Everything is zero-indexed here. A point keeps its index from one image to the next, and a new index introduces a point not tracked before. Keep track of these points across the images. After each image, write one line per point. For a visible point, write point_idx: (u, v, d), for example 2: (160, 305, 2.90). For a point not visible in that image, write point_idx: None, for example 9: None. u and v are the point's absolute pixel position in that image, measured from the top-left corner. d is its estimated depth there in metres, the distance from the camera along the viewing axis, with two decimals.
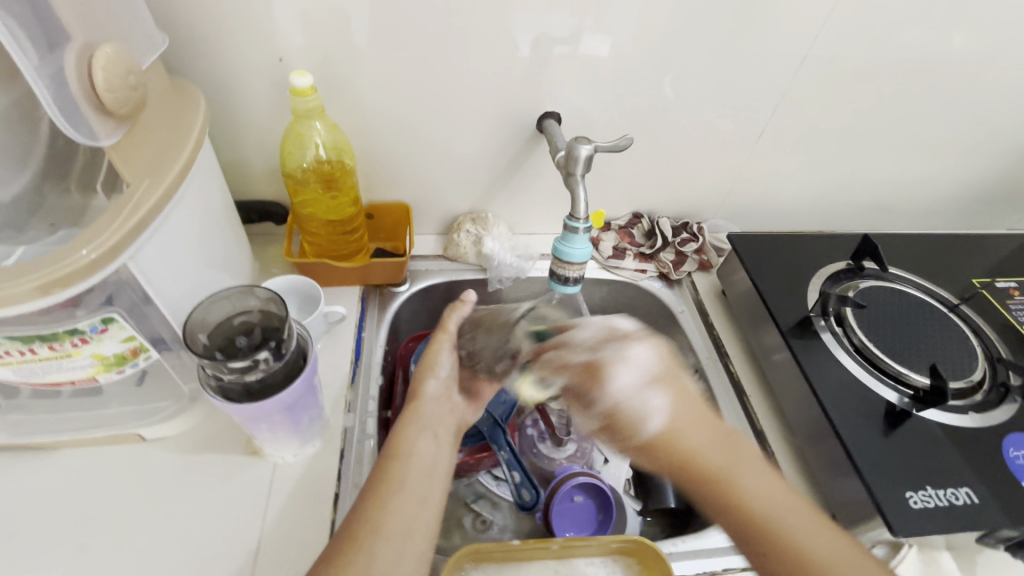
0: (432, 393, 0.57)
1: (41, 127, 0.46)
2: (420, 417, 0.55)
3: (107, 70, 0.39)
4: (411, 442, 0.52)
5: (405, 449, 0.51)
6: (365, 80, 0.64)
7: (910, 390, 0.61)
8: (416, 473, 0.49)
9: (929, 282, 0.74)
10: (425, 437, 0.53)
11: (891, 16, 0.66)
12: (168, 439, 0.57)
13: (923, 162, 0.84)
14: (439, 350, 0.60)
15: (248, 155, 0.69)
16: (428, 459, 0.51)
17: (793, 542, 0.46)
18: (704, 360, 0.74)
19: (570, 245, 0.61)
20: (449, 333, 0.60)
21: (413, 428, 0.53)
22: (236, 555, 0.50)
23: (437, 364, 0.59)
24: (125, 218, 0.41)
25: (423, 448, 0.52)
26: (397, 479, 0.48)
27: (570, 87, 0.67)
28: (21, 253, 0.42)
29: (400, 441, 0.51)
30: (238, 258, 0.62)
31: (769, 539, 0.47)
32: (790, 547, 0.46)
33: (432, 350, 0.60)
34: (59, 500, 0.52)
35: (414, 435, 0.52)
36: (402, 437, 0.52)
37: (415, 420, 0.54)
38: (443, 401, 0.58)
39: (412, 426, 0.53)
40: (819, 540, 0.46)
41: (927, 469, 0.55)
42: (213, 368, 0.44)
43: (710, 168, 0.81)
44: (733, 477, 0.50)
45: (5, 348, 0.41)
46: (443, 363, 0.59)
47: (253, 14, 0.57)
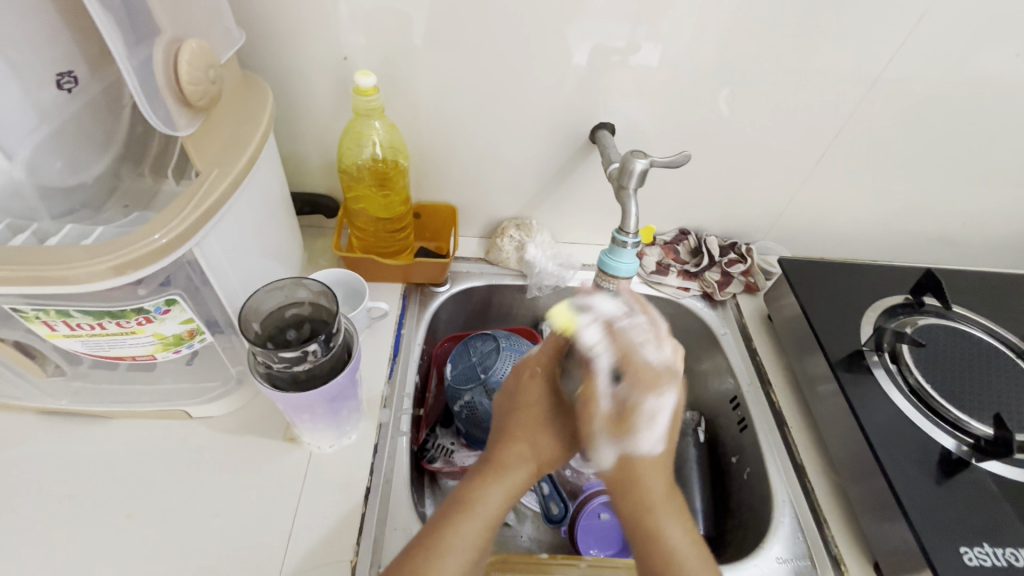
0: (523, 456, 0.50)
1: (123, 114, 0.49)
2: (504, 469, 0.49)
3: (191, 63, 0.41)
4: (487, 497, 0.47)
5: (481, 507, 0.47)
6: (425, 82, 0.65)
7: (970, 439, 0.58)
8: (476, 539, 0.45)
9: (995, 324, 0.70)
10: (508, 497, 0.48)
11: (977, 41, 0.62)
12: (212, 418, 0.59)
13: (996, 197, 0.80)
14: (529, 395, 0.53)
15: (306, 150, 0.71)
16: (499, 520, 0.47)
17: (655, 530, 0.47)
18: (745, 387, 0.72)
19: (616, 259, 0.60)
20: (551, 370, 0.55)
21: (496, 482, 0.48)
22: (270, 539, 0.51)
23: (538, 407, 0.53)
24: (195, 206, 0.43)
25: (496, 505, 0.47)
26: (457, 545, 0.44)
27: (627, 98, 0.67)
28: (97, 232, 0.43)
29: (479, 496, 0.47)
30: (290, 249, 0.65)
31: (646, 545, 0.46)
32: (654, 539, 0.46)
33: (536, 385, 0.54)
34: (111, 467, 0.55)
35: (493, 491, 0.48)
36: (479, 493, 0.47)
37: (499, 473, 0.49)
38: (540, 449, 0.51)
39: (496, 480, 0.48)
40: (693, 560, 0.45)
41: (984, 524, 0.52)
42: (264, 356, 0.46)
43: (765, 189, 0.78)
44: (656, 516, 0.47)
45: (77, 321, 0.44)
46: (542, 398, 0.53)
47: (325, 14, 0.58)
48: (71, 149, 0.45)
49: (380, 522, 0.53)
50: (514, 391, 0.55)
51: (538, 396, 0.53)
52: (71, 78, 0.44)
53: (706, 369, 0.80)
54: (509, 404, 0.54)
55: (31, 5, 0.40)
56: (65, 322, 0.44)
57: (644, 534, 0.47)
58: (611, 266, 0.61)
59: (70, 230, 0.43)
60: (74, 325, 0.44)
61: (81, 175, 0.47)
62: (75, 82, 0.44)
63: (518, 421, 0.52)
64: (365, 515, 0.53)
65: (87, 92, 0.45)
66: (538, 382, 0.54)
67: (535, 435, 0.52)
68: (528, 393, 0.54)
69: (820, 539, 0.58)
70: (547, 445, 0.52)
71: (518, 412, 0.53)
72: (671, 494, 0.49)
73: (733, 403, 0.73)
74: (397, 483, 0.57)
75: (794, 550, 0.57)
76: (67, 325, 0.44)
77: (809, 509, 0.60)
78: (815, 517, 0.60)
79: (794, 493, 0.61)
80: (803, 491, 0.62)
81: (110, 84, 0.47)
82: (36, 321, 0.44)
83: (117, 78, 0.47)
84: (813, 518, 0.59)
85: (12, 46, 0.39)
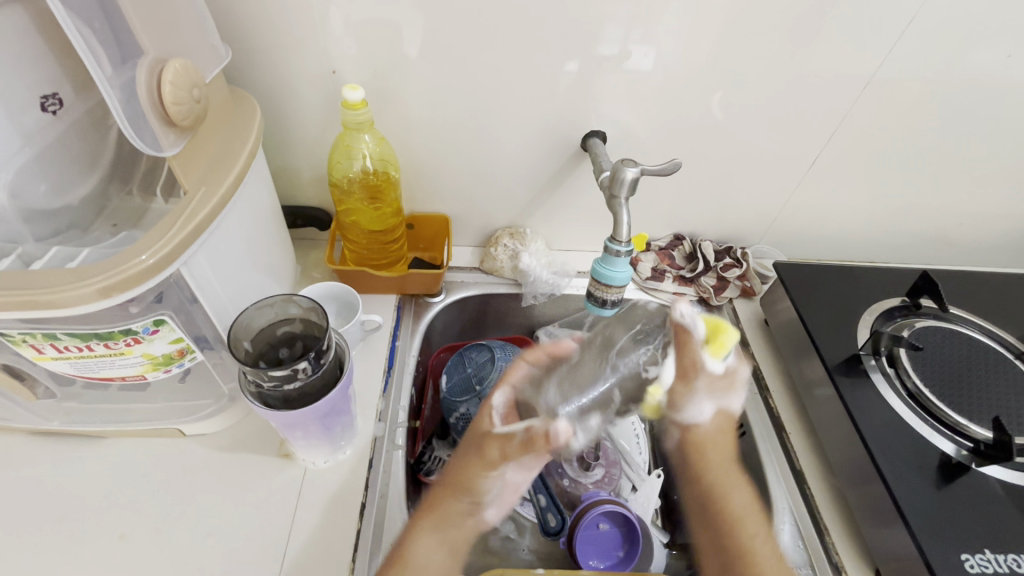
0: (474, 496, 0.49)
1: (110, 134, 0.49)
2: (445, 518, 0.49)
3: (175, 83, 0.41)
4: (417, 545, 0.48)
5: (412, 559, 0.47)
6: (414, 93, 0.64)
7: (969, 443, 0.57)
8: None
9: (993, 326, 0.69)
10: (445, 550, 0.48)
11: (967, 42, 0.62)
12: (206, 435, 0.59)
13: (994, 195, 0.79)
14: (478, 455, 0.49)
15: (298, 163, 0.71)
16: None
17: (733, 510, 0.52)
18: (743, 392, 0.71)
19: (611, 268, 0.60)
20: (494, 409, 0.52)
21: (432, 532, 0.48)
22: (263, 558, 0.50)
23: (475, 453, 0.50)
24: (182, 225, 0.43)
25: (430, 556, 0.47)
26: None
27: (617, 106, 0.67)
28: (83, 254, 0.43)
29: (410, 546, 0.47)
30: (282, 264, 0.64)
31: (733, 536, 0.51)
32: (734, 517, 0.52)
33: (479, 424, 0.52)
34: (104, 487, 0.54)
35: (424, 544, 0.48)
36: (415, 544, 0.47)
37: (443, 518, 0.49)
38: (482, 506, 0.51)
39: (436, 529, 0.48)
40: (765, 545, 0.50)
41: (985, 529, 0.52)
42: (253, 375, 0.45)
43: (759, 193, 0.78)
44: (743, 516, 0.52)
45: (64, 343, 0.43)
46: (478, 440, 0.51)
47: (312, 28, 0.58)
48: (56, 171, 0.45)
49: (374, 537, 0.53)
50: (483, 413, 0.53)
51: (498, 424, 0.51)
52: (55, 100, 0.44)
53: None
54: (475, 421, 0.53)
55: (13, 28, 0.40)
56: (52, 345, 0.43)
57: (714, 507, 0.53)
58: (605, 279, 0.61)
59: (56, 252, 0.43)
60: (62, 347, 0.44)
61: (67, 196, 0.47)
62: (59, 104, 0.44)
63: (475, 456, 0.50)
64: (361, 532, 0.53)
65: (71, 113, 0.45)
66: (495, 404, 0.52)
67: (487, 472, 0.49)
68: (480, 431, 0.51)
69: (820, 546, 0.57)
70: (500, 483, 0.50)
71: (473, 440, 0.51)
72: (741, 480, 0.55)
73: None
74: (392, 498, 0.56)
75: (793, 558, 0.57)
76: (54, 347, 0.44)
77: (808, 515, 0.60)
78: (816, 524, 0.59)
79: (794, 499, 0.61)
80: (802, 498, 0.61)
81: (95, 104, 0.47)
82: (23, 344, 0.44)
83: (102, 98, 0.47)
84: (812, 524, 0.59)
85: None
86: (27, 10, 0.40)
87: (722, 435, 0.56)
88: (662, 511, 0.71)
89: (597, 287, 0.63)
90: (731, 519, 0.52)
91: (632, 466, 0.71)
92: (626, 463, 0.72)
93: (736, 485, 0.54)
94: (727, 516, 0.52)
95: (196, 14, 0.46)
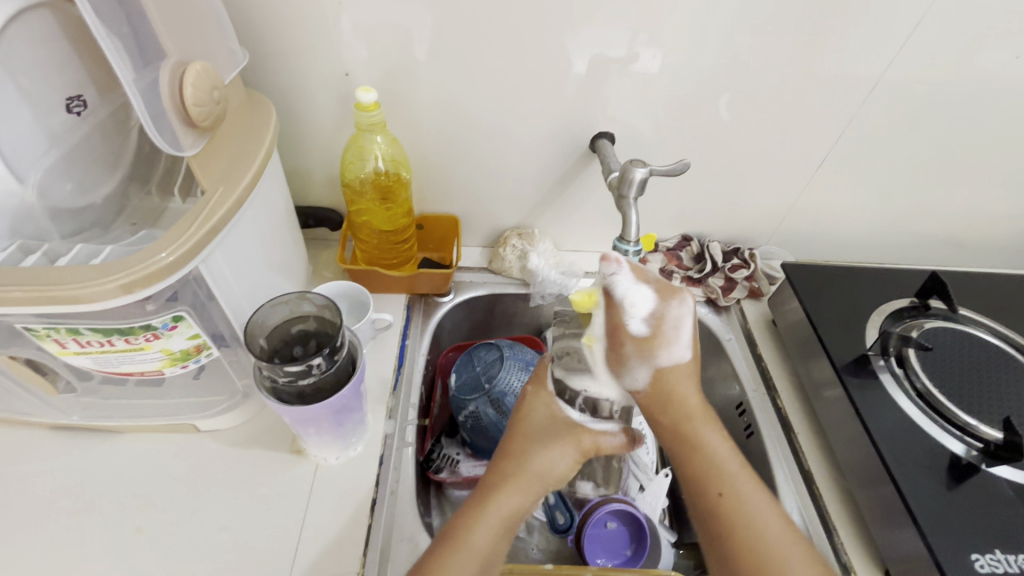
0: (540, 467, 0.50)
1: (130, 135, 0.50)
2: (524, 487, 0.49)
3: (195, 86, 0.42)
4: (477, 531, 0.46)
5: (470, 541, 0.45)
6: (425, 95, 0.65)
7: (980, 443, 0.57)
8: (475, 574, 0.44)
9: (1003, 327, 0.69)
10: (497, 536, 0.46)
11: (976, 42, 0.62)
12: (220, 431, 0.59)
13: (1004, 196, 0.79)
14: (547, 449, 0.50)
15: (310, 165, 0.72)
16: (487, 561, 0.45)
17: (726, 491, 0.47)
18: (751, 393, 0.71)
19: (615, 266, 0.61)
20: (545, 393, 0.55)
21: (488, 517, 0.47)
22: (277, 552, 0.51)
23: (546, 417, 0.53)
24: (201, 223, 0.44)
25: (486, 538, 0.46)
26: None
27: (626, 108, 0.67)
28: (106, 251, 0.44)
29: (471, 529, 0.46)
30: (295, 263, 0.66)
31: (706, 483, 0.48)
32: (721, 497, 0.47)
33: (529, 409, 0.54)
34: (121, 481, 0.55)
35: (483, 528, 0.46)
36: (472, 528, 0.46)
37: (495, 499, 0.48)
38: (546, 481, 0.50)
39: (490, 513, 0.47)
40: (792, 543, 0.46)
41: (995, 530, 0.52)
42: (270, 371, 0.46)
43: (767, 195, 0.78)
44: (747, 513, 0.46)
45: (87, 339, 0.45)
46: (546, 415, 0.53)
47: (325, 30, 0.59)
48: (80, 170, 0.46)
49: (386, 532, 0.54)
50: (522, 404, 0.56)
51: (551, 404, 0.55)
52: (80, 101, 0.45)
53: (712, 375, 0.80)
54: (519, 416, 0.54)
55: (39, 32, 0.41)
56: (75, 340, 0.45)
57: (694, 475, 0.49)
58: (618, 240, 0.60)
59: (80, 249, 0.44)
60: (84, 342, 0.45)
61: (89, 195, 0.48)
62: (84, 106, 0.45)
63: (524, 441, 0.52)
64: (372, 526, 0.53)
65: (95, 115, 0.46)
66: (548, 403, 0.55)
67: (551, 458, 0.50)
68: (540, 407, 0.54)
69: (829, 546, 0.57)
70: (558, 471, 0.50)
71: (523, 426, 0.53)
72: (745, 467, 0.49)
73: (739, 409, 0.73)
74: (402, 493, 0.57)
75: None
76: (77, 342, 0.45)
77: (817, 516, 0.60)
78: (824, 524, 0.59)
79: (802, 499, 0.61)
80: (811, 498, 0.61)
81: (117, 106, 0.48)
82: (47, 339, 0.45)
83: (124, 100, 0.49)
84: (821, 523, 0.59)
85: (23, 74, 0.40)
86: (52, 14, 0.41)
87: (682, 372, 0.53)
88: (670, 511, 0.72)
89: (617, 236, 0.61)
90: (725, 516, 0.47)
91: (639, 466, 0.69)
92: (633, 463, 0.69)
93: (743, 476, 0.48)
94: (714, 497, 0.48)
95: (220, 18, 0.47)
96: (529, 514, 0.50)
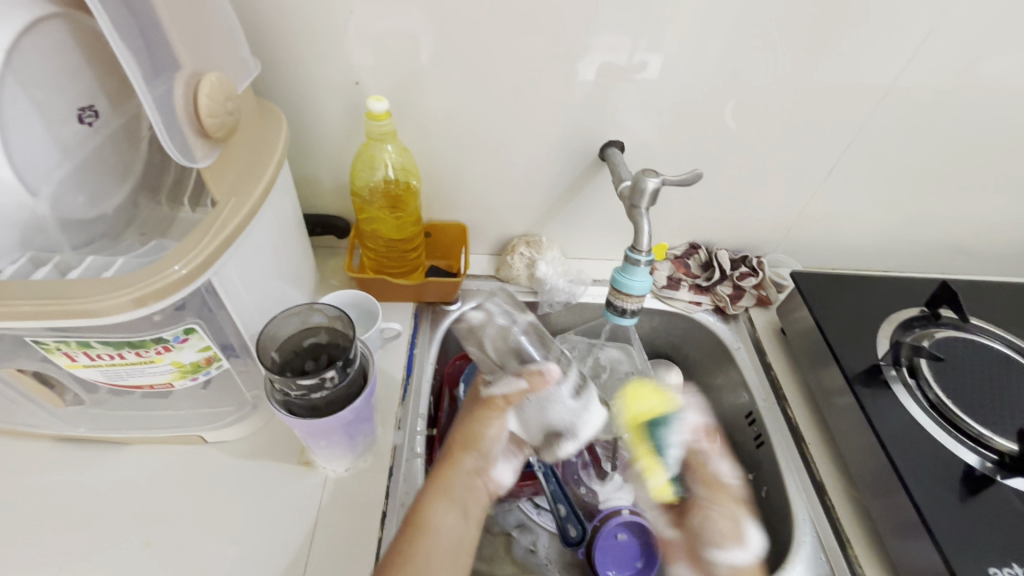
0: (470, 466, 0.53)
1: (141, 145, 0.50)
2: (455, 484, 0.52)
3: (209, 97, 0.42)
4: (434, 512, 0.49)
5: (431, 526, 0.49)
6: (433, 102, 0.65)
7: (993, 454, 0.57)
8: (441, 553, 0.48)
9: (1014, 336, 0.69)
10: (456, 511, 0.51)
11: (985, 51, 0.62)
12: (228, 442, 0.59)
13: (1011, 204, 0.79)
14: (487, 424, 0.54)
15: (318, 173, 0.72)
16: (448, 537, 0.49)
17: None
18: (760, 402, 0.71)
19: (630, 277, 0.60)
20: (499, 401, 0.55)
21: (444, 497, 0.51)
22: (287, 565, 0.51)
23: (488, 433, 0.54)
24: (213, 236, 0.43)
25: (446, 522, 0.49)
26: (418, 560, 0.46)
27: (635, 116, 0.67)
28: (118, 264, 0.44)
29: (428, 513, 0.49)
30: (305, 272, 0.65)
31: None
32: None
33: (480, 420, 0.55)
34: (129, 494, 0.54)
35: (444, 508, 0.50)
36: (431, 510, 0.49)
37: (448, 488, 0.51)
38: (481, 473, 0.54)
39: (444, 497, 0.51)
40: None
41: (1010, 543, 0.51)
42: (282, 384, 0.46)
43: (775, 203, 0.78)
44: None
45: (97, 351, 0.44)
46: (490, 430, 0.54)
47: (335, 40, 0.59)
48: (91, 181, 0.46)
49: None
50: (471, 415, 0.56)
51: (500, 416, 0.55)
52: (92, 112, 0.44)
53: (720, 384, 0.79)
54: (462, 427, 0.55)
55: (52, 42, 0.40)
56: (85, 353, 0.44)
57: None
58: (633, 246, 0.59)
59: (92, 262, 0.44)
60: (94, 355, 0.44)
61: (100, 206, 0.47)
62: (96, 116, 0.45)
63: (461, 445, 0.54)
64: (382, 540, 0.53)
65: (107, 126, 0.46)
66: (498, 411, 0.55)
67: (488, 444, 0.54)
68: (490, 411, 0.55)
69: (841, 557, 0.57)
70: (492, 470, 0.55)
71: (472, 425, 0.54)
72: None
73: (748, 419, 0.73)
74: (413, 505, 0.56)
75: (816, 571, 0.56)
76: (87, 355, 0.44)
77: (830, 526, 0.59)
78: (837, 536, 0.59)
79: (814, 510, 0.60)
80: (824, 510, 0.60)
81: (129, 117, 0.48)
82: (57, 352, 0.44)
83: (137, 111, 0.48)
84: (834, 535, 0.59)
85: (37, 85, 0.40)
86: (66, 25, 0.41)
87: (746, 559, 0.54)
88: None
89: (634, 240, 0.59)
90: None
91: None
92: None
93: None
94: None
95: (233, 28, 0.47)
96: (485, 481, 0.55)
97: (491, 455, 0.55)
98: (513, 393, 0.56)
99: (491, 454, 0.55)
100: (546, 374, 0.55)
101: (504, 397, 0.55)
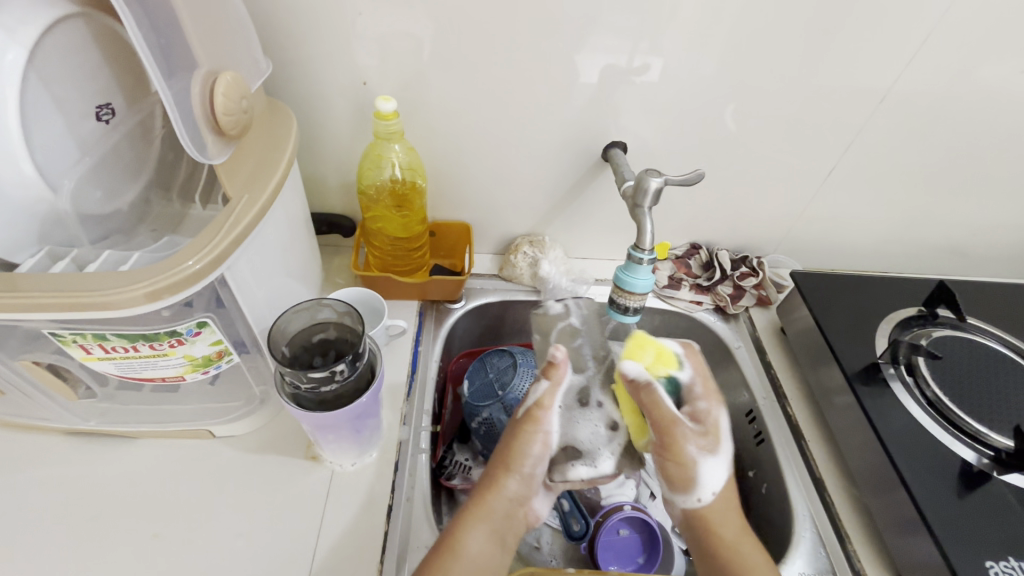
0: (511, 492, 0.55)
1: (155, 143, 0.51)
2: (493, 512, 0.54)
3: (225, 96, 0.43)
4: (469, 537, 0.51)
5: (463, 551, 0.50)
6: (439, 103, 0.66)
7: (990, 451, 0.58)
8: None
9: (1010, 335, 0.70)
10: (488, 539, 0.52)
11: (981, 55, 0.63)
12: (236, 437, 0.60)
13: (1007, 206, 0.80)
14: (528, 443, 0.55)
15: (326, 173, 0.73)
16: (478, 562, 0.51)
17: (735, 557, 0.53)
18: (761, 400, 0.72)
19: (633, 275, 0.60)
20: (544, 413, 0.57)
21: (480, 527, 0.52)
22: (294, 557, 0.51)
23: (531, 457, 0.56)
24: (227, 232, 0.44)
25: (478, 550, 0.51)
26: None
27: (637, 118, 0.68)
28: (134, 258, 0.45)
29: (461, 539, 0.51)
30: (312, 269, 0.66)
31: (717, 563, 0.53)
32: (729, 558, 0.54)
33: (522, 438, 0.56)
34: (138, 486, 0.55)
35: (476, 534, 0.52)
36: (464, 538, 0.51)
37: (486, 513, 0.53)
38: (521, 501, 0.56)
39: (481, 525, 0.53)
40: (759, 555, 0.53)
41: (1006, 537, 0.52)
42: (293, 377, 0.47)
43: (775, 204, 0.79)
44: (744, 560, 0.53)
45: (111, 344, 0.45)
46: (532, 451, 0.56)
47: (344, 41, 0.60)
48: (107, 178, 0.47)
49: (403, 539, 0.53)
50: (514, 434, 0.57)
51: (543, 434, 0.56)
52: (109, 109, 0.46)
53: (721, 382, 0.80)
54: (507, 447, 0.56)
55: (71, 40, 0.42)
56: (100, 346, 0.45)
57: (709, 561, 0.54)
58: (635, 244, 0.60)
59: (108, 256, 0.44)
60: (109, 348, 0.45)
61: (116, 202, 0.48)
62: (112, 114, 0.46)
63: (503, 470, 0.55)
64: (388, 534, 0.53)
65: (123, 123, 0.47)
66: (540, 432, 0.56)
67: (530, 470, 0.56)
68: (532, 430, 0.56)
69: (841, 552, 0.58)
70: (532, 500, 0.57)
71: (514, 447, 0.56)
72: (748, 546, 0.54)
73: (749, 417, 0.73)
74: (418, 500, 0.57)
75: (815, 566, 0.57)
76: (102, 348, 0.45)
77: (830, 523, 0.60)
78: (837, 532, 0.59)
79: (813, 507, 0.61)
80: (824, 506, 0.61)
81: (144, 115, 0.49)
82: (72, 345, 0.45)
83: (152, 110, 0.49)
84: (834, 531, 0.59)
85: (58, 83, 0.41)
86: (86, 24, 0.42)
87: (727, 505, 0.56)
88: None
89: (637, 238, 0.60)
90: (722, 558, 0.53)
91: (650, 474, 0.73)
92: (644, 471, 0.73)
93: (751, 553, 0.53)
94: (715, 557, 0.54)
95: (246, 26, 0.48)
96: (526, 511, 0.56)
97: (531, 479, 0.56)
98: (546, 395, 0.58)
99: (534, 482, 0.56)
100: (559, 364, 0.58)
101: (541, 404, 0.57)
